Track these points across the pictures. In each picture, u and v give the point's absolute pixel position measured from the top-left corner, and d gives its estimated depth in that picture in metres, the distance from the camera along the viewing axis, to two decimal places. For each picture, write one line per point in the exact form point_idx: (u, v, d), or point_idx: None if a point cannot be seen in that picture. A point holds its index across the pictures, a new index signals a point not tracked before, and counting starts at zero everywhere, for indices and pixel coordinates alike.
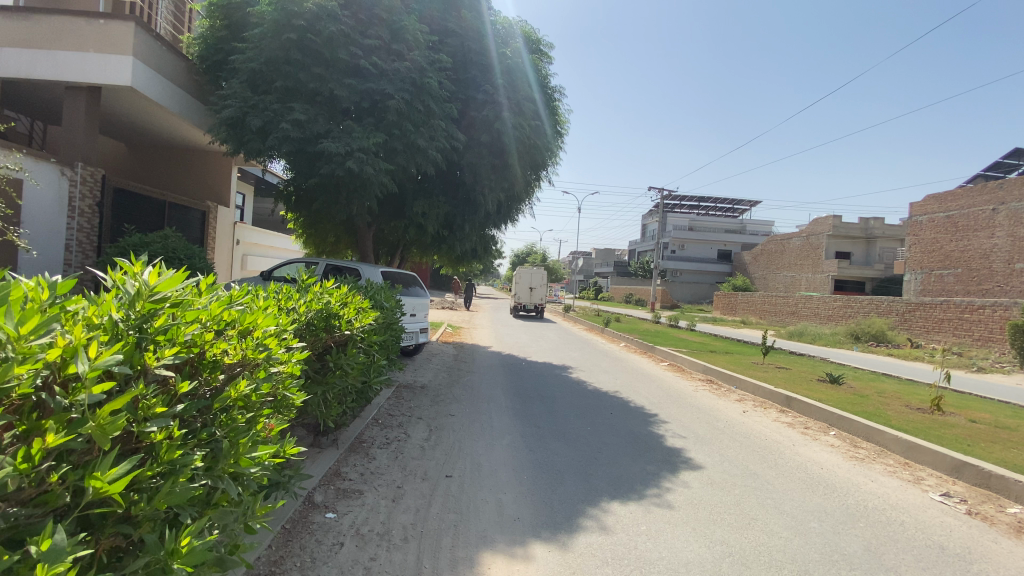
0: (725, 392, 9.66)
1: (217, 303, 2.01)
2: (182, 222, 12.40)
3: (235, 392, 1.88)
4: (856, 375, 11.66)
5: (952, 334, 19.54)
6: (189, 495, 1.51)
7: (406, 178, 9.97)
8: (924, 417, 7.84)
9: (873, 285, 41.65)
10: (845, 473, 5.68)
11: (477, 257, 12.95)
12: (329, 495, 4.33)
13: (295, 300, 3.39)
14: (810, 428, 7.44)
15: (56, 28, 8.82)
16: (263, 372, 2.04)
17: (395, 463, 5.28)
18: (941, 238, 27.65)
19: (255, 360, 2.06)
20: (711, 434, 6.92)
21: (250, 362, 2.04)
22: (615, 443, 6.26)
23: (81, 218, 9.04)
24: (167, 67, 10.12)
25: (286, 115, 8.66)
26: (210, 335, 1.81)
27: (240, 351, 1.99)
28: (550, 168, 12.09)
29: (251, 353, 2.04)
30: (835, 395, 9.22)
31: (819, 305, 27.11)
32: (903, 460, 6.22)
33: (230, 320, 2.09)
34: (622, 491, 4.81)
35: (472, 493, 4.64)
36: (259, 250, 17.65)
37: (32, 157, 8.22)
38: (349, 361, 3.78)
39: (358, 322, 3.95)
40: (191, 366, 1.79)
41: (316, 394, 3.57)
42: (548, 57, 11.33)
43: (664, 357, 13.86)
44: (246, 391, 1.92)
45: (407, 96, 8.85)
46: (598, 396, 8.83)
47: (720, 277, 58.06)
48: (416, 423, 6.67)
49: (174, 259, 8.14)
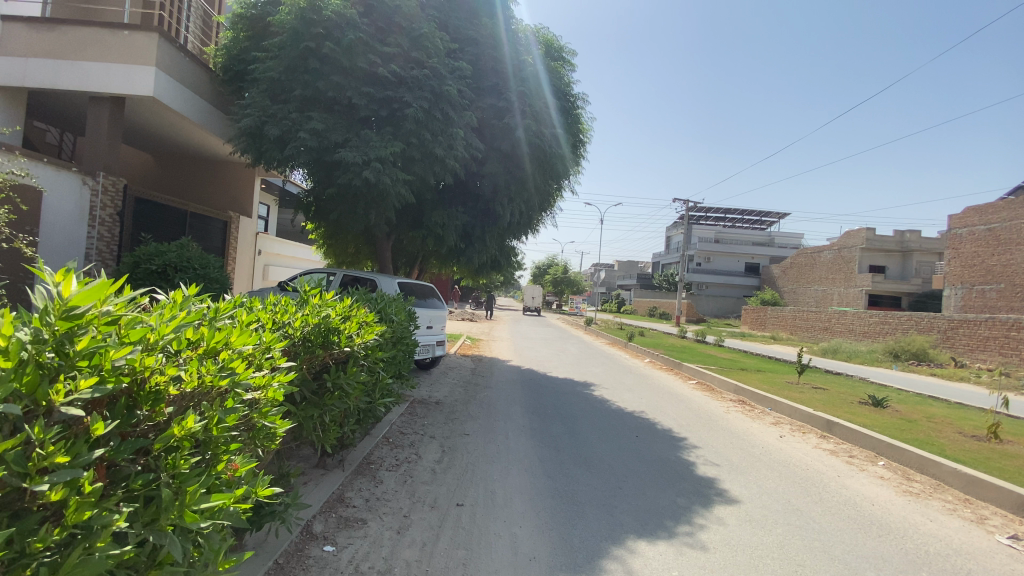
0: (759, 415, 9.04)
1: (169, 321, 1.74)
2: (203, 232, 12.42)
3: (183, 428, 1.56)
4: (901, 397, 10.86)
5: (999, 353, 18.31)
6: (104, 566, 1.25)
7: (425, 187, 9.73)
8: (982, 446, 7.12)
9: (909, 300, 39.84)
10: (900, 511, 5.09)
11: (497, 269, 12.61)
12: (330, 525, 4.00)
13: (289, 313, 3.10)
14: (855, 457, 6.81)
15: (81, 39, 8.96)
16: (225, 403, 1.72)
17: (403, 488, 4.92)
18: (982, 252, 26.26)
19: (216, 388, 1.76)
20: (746, 462, 6.37)
21: (210, 390, 1.74)
22: (641, 471, 5.79)
23: (101, 227, 9.06)
24: (189, 78, 10.18)
25: (304, 124, 8.53)
26: (150, 360, 1.53)
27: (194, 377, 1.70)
28: (572, 177, 11.77)
29: (210, 379, 1.74)
30: (879, 420, 8.50)
31: (852, 320, 25.98)
32: (963, 496, 5.57)
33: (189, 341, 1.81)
34: (650, 528, 4.35)
35: (484, 525, 4.27)
36: (281, 261, 17.70)
37: (54, 166, 8.22)
38: (349, 382, 3.44)
39: (360, 337, 3.57)
40: (127, 398, 1.52)
41: (311, 418, 3.25)
42: (569, 64, 11.05)
43: (692, 375, 13.25)
44: (195, 429, 1.59)
45: (426, 104, 8.65)
46: (622, 417, 8.34)
47: (747, 291, 56.55)
48: (428, 442, 6.34)
49: (186, 269, 7.99)
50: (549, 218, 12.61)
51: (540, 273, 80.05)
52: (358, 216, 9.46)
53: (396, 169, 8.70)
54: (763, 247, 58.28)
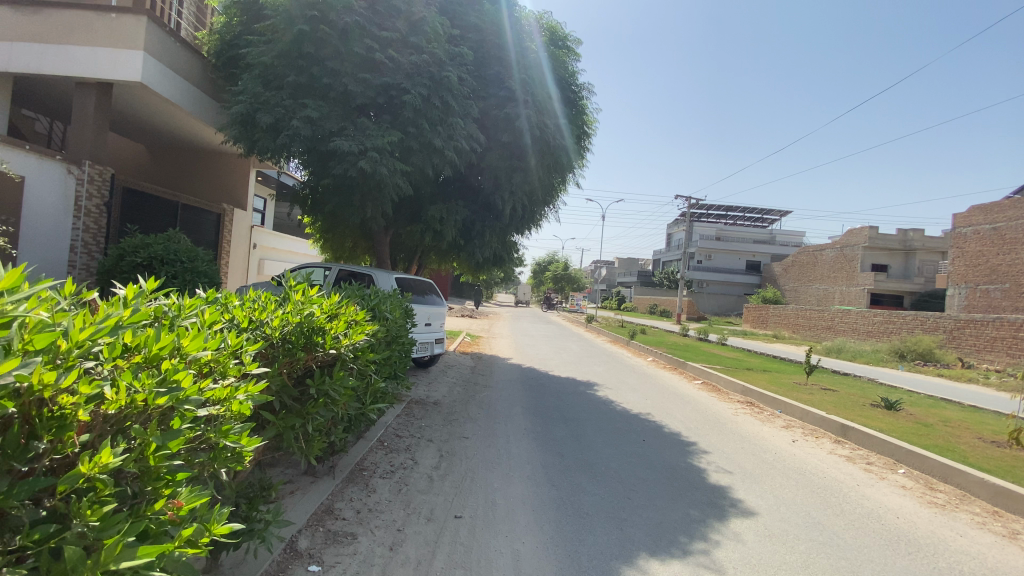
0: (768, 417, 8.74)
1: (92, 326, 1.45)
2: (195, 225, 12.04)
3: (96, 462, 1.27)
4: (914, 400, 10.55)
5: (1007, 354, 17.99)
6: None
7: (423, 180, 9.37)
8: (1005, 454, 6.78)
9: (912, 300, 39.52)
10: (928, 525, 4.76)
11: (499, 264, 12.24)
12: (316, 541, 3.66)
13: (268, 312, 2.79)
14: (873, 464, 6.48)
15: (67, 22, 8.59)
16: (160, 425, 1.42)
17: (398, 498, 4.60)
18: (987, 251, 25.90)
19: (151, 407, 1.45)
20: (760, 469, 6.05)
21: (143, 411, 1.43)
22: (651, 479, 5.46)
23: (87, 218, 8.71)
24: (180, 64, 9.81)
25: (297, 112, 8.14)
26: (52, 375, 1.23)
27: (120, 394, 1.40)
28: (575, 171, 11.42)
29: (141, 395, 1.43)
30: (895, 424, 8.17)
31: (856, 320, 25.62)
32: (991, 508, 5.24)
33: (121, 350, 1.51)
34: (661, 545, 4.04)
35: (484, 540, 3.96)
36: (276, 255, 17.30)
37: (35, 154, 7.93)
38: (335, 388, 3.06)
39: (348, 338, 3.21)
40: (24, 424, 1.24)
41: (291, 428, 2.89)
42: (574, 53, 10.69)
43: (697, 374, 12.90)
44: (117, 462, 1.29)
45: (424, 91, 8.25)
46: (627, 419, 8.02)
47: (748, 288, 56.24)
48: (425, 447, 6.02)
49: (173, 262, 7.52)
50: (552, 212, 12.27)
51: (539, 270, 79.63)
52: (354, 209, 9.09)
53: (394, 160, 8.33)
54: (764, 244, 57.84)
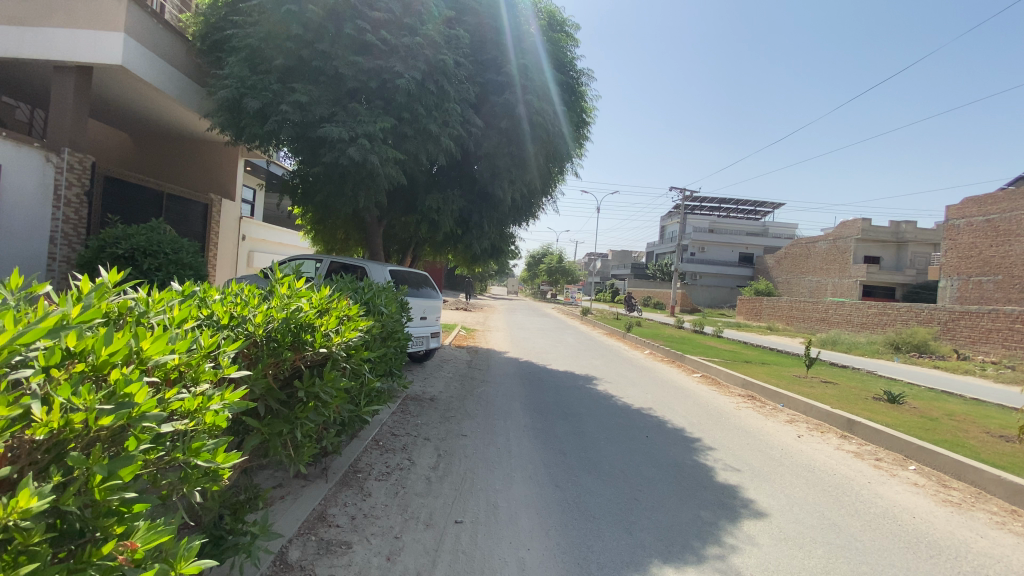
0: (771, 411, 8.59)
1: (12, 331, 1.21)
2: (182, 216, 11.66)
3: (14, 508, 1.07)
4: (916, 392, 10.44)
5: (1002, 345, 17.98)
6: None
7: (417, 169, 9.06)
8: (1014, 449, 6.65)
9: (903, 291, 39.72)
10: (946, 525, 4.59)
11: (495, 256, 11.98)
12: (308, 552, 3.41)
13: (251, 308, 2.53)
14: (883, 460, 6.33)
15: (43, 3, 8.16)
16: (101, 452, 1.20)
17: (395, 502, 4.36)
18: (980, 243, 25.96)
19: (91, 430, 1.23)
20: (768, 467, 5.86)
21: (79, 434, 1.21)
22: (659, 478, 5.26)
23: (67, 208, 8.35)
24: (163, 47, 9.41)
25: (286, 96, 7.77)
26: None
27: (53, 417, 1.19)
28: (574, 160, 11.17)
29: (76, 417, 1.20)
30: (900, 418, 8.04)
31: (851, 311, 25.58)
32: (1007, 507, 5.08)
33: (56, 360, 1.28)
34: (674, 550, 3.83)
35: (487, 547, 3.73)
36: (266, 246, 16.92)
37: (12, 140, 7.55)
38: (327, 391, 2.78)
39: (339, 335, 2.91)
40: None
41: (278, 436, 2.62)
42: (574, 38, 10.39)
43: (696, 368, 12.72)
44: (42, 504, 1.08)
45: (419, 75, 7.90)
46: (628, 414, 7.84)
47: (742, 280, 56.39)
48: (422, 446, 5.77)
49: (156, 254, 7.20)
50: (549, 202, 12.01)
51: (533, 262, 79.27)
52: (346, 199, 8.76)
53: (387, 147, 7.99)
54: (758, 236, 57.83)
